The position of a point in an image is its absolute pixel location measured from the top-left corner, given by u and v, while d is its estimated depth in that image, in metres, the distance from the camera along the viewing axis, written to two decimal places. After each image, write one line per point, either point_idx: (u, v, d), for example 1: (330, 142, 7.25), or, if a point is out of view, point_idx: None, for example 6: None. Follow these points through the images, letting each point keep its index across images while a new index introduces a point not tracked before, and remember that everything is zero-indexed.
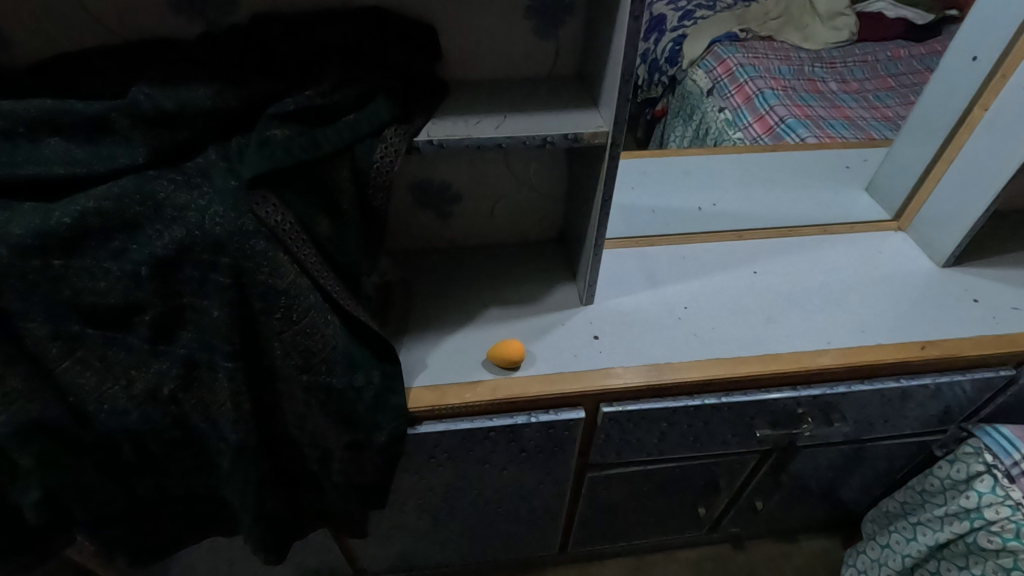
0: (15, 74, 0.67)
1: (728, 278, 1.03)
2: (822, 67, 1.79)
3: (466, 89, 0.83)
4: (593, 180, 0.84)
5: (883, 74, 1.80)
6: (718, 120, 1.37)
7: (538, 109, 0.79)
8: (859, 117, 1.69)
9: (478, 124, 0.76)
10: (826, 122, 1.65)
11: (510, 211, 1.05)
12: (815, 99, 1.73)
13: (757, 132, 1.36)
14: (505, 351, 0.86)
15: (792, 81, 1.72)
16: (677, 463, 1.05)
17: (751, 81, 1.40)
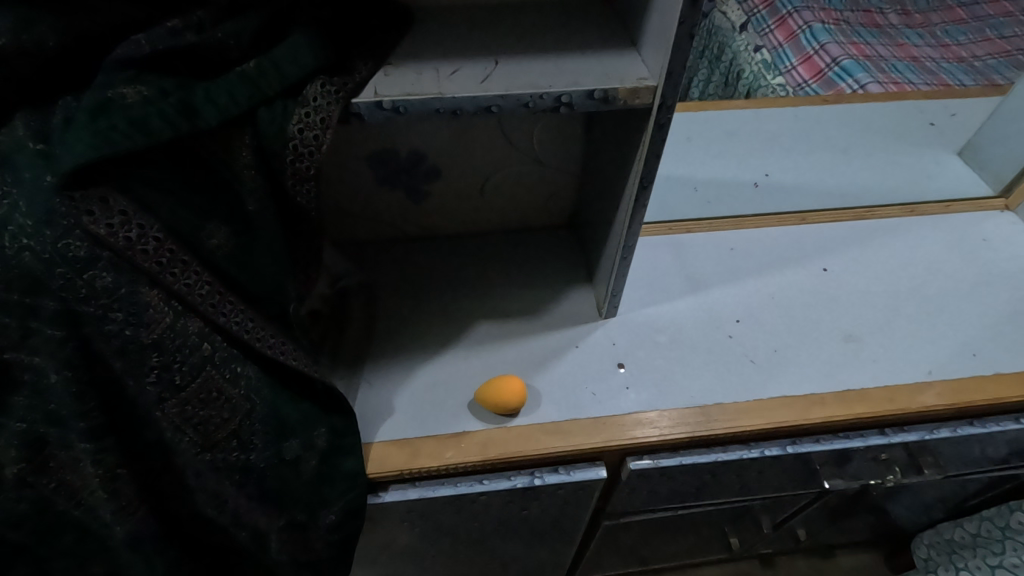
0: None
1: (791, 277, 0.79)
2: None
3: (439, 20, 0.56)
4: (627, 156, 0.58)
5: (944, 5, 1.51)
6: (753, 61, 1.02)
7: (547, 50, 0.52)
8: (925, 59, 1.36)
9: (454, 76, 0.49)
10: (890, 63, 1.33)
11: (505, 190, 0.79)
12: (872, 36, 1.39)
13: (803, 77, 1.05)
14: (497, 390, 0.64)
15: (844, 14, 1.40)
16: (712, 507, 0.84)
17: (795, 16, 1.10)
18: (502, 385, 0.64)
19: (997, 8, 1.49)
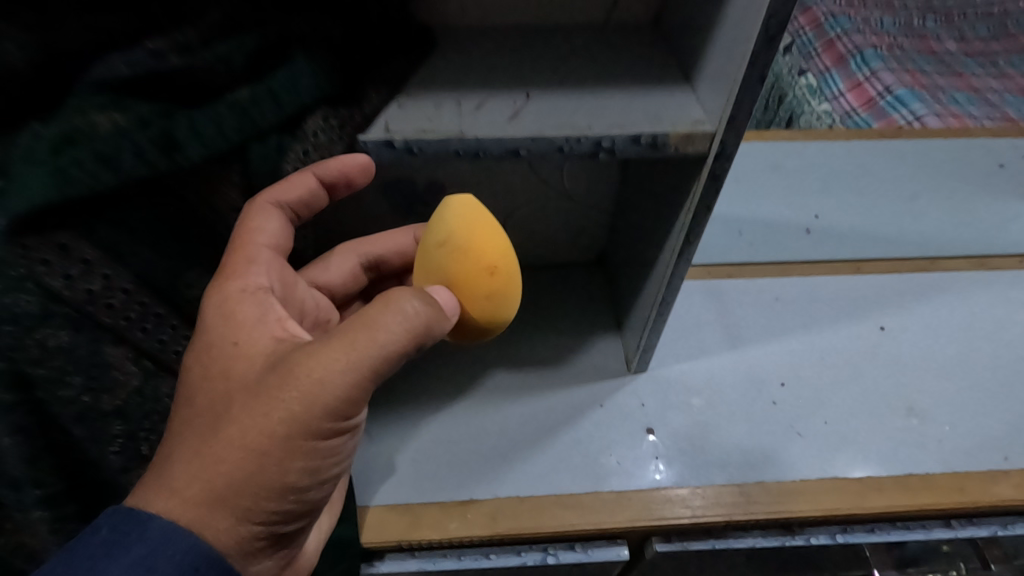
0: None
1: (842, 334, 0.71)
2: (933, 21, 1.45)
3: (467, 44, 0.50)
4: (676, 203, 0.48)
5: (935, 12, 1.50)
6: (795, 87, 0.91)
7: (594, 84, 0.45)
8: None
9: (478, 110, 0.42)
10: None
11: (531, 224, 0.71)
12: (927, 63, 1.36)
13: (851, 106, 0.92)
14: (496, 250, 0.41)
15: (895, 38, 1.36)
16: None
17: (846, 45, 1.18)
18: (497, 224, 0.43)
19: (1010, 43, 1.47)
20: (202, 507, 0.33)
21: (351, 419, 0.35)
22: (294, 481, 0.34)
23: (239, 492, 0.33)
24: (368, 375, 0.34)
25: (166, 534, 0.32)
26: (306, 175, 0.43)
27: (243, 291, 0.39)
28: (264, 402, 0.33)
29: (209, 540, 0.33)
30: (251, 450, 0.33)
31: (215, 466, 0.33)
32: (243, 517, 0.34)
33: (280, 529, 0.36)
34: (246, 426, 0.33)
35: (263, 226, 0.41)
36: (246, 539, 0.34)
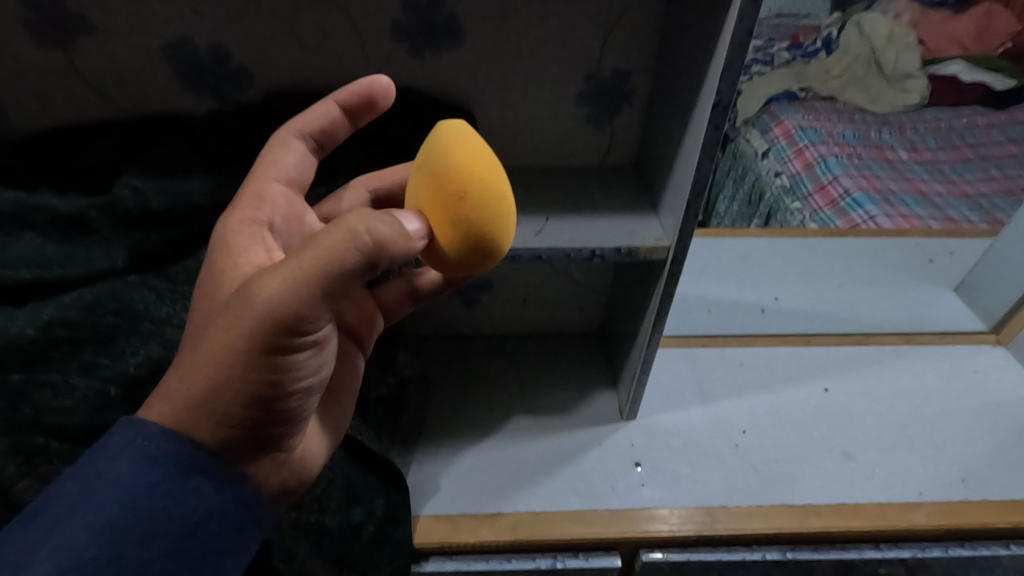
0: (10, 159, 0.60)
1: (794, 393, 0.89)
2: (888, 134, 1.64)
3: (504, 179, 0.73)
4: (647, 292, 0.70)
5: (887, 125, 1.68)
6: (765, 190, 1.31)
7: (589, 212, 0.67)
8: (933, 193, 1.50)
9: (514, 229, 0.64)
10: (847, 198, 1.38)
11: (546, 301, 0.90)
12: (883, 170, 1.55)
13: None
14: (468, 184, 0.42)
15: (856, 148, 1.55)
16: None
17: (814, 147, 1.53)
18: (486, 160, 0.44)
19: (958, 153, 1.63)
20: (179, 412, 0.39)
21: (307, 332, 0.40)
22: (256, 387, 0.40)
23: (209, 401, 0.39)
24: (316, 294, 0.38)
25: (148, 427, 0.39)
26: (329, 102, 0.54)
27: (246, 223, 0.52)
28: (225, 321, 0.38)
29: (184, 436, 0.39)
30: (217, 361, 0.38)
31: (188, 376, 0.39)
32: (213, 420, 0.39)
33: (255, 431, 0.42)
34: (215, 338, 0.38)
35: (277, 155, 0.55)
36: (221, 437, 0.40)
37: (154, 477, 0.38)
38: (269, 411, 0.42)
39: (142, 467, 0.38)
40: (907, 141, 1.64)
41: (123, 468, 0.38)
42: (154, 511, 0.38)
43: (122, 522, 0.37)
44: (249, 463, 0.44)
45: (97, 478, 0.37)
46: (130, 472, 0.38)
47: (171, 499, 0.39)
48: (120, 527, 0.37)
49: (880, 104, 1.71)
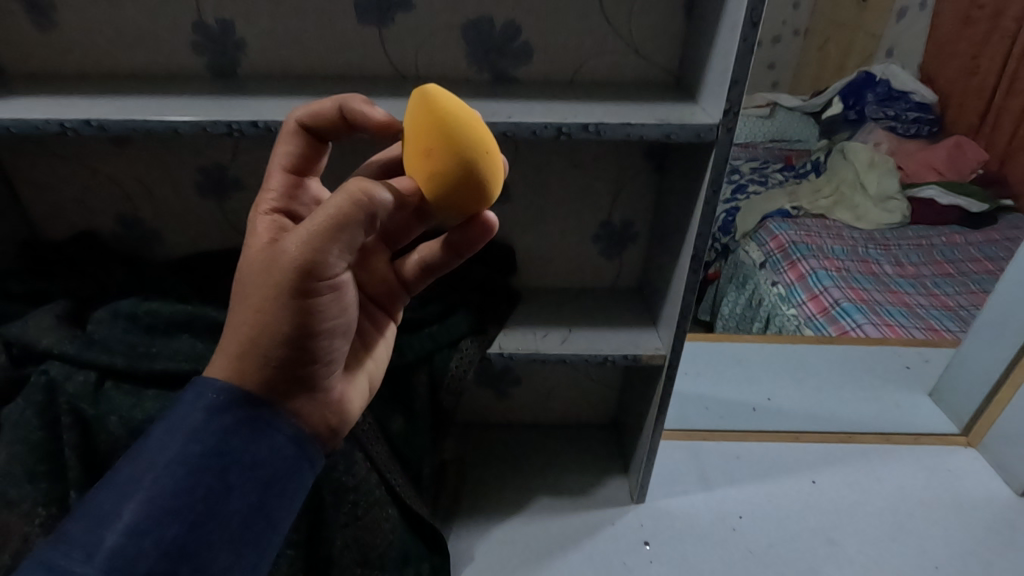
0: (174, 281, 0.83)
1: (784, 484, 1.01)
2: (873, 248, 1.53)
3: (534, 297, 0.92)
4: (651, 392, 0.86)
5: (872, 240, 1.54)
6: (771, 294, 1.37)
7: (602, 326, 0.85)
8: (915, 305, 1.41)
9: (545, 337, 0.82)
10: (838, 306, 1.38)
11: (566, 395, 1.06)
12: (869, 282, 1.46)
13: (813, 311, 1.37)
14: (438, 145, 0.44)
15: (844, 262, 1.47)
16: None
17: (805, 259, 1.43)
18: (450, 102, 0.44)
19: (940, 268, 1.50)
20: (229, 360, 0.43)
21: (331, 273, 0.44)
22: (288, 328, 0.43)
23: (254, 344, 0.43)
24: (334, 237, 0.42)
25: (208, 384, 0.42)
26: (338, 108, 0.53)
27: (268, 215, 0.52)
28: (261, 271, 0.43)
29: (236, 383, 0.42)
30: (254, 307, 0.42)
31: (235, 326, 0.43)
32: (257, 362, 0.43)
33: (293, 371, 0.45)
34: (253, 286, 0.43)
35: (278, 150, 0.55)
36: (266, 378, 0.44)
37: (211, 420, 0.41)
38: (305, 351, 0.45)
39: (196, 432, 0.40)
40: (892, 254, 1.52)
41: (179, 435, 0.40)
42: (211, 448, 0.40)
43: (185, 465, 0.39)
44: (293, 404, 0.46)
45: (160, 447, 0.40)
46: (188, 420, 0.41)
47: (227, 437, 0.41)
48: (185, 467, 0.39)
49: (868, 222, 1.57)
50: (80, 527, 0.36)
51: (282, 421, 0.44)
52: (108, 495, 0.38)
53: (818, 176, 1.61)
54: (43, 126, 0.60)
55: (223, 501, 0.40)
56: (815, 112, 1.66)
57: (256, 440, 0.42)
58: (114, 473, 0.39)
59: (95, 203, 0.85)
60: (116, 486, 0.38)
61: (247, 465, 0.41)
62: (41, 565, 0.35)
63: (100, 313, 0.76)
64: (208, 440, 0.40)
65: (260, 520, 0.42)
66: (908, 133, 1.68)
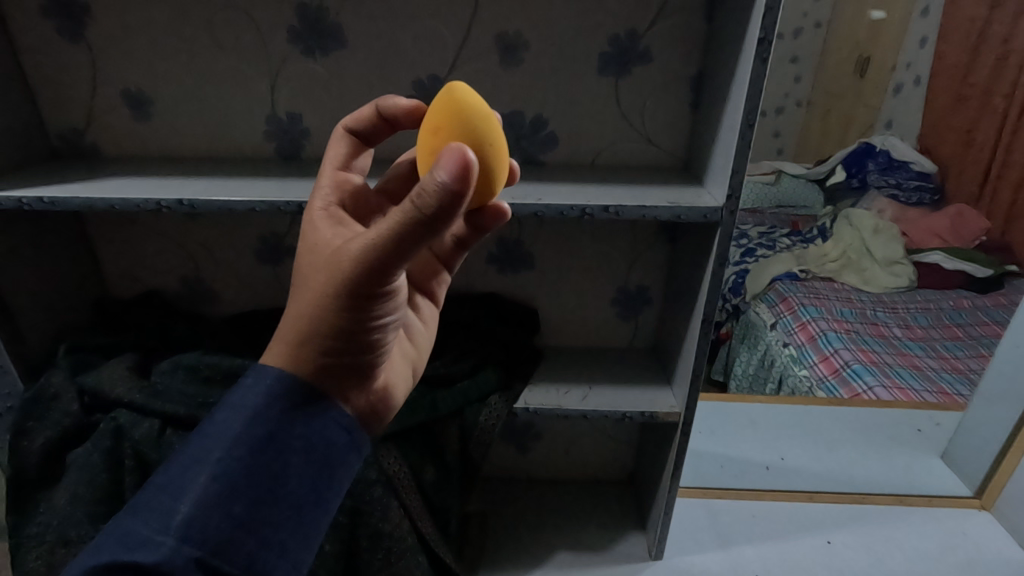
0: (230, 336, 0.92)
1: (800, 544, 1.03)
2: (878, 311, 1.44)
3: (556, 355, 0.99)
4: (667, 448, 0.90)
5: (877, 303, 1.45)
6: (783, 354, 1.34)
7: (620, 385, 0.91)
8: (927, 368, 1.35)
9: (567, 394, 0.88)
10: (848, 367, 1.34)
11: (585, 451, 1.11)
12: (878, 344, 1.39)
13: (824, 372, 1.34)
14: (458, 127, 0.47)
15: (850, 325, 1.40)
16: None
17: (811, 322, 1.38)
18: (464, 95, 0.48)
19: (949, 332, 1.39)
20: (286, 349, 0.41)
21: (392, 278, 0.40)
22: (348, 327, 0.41)
23: (314, 338, 0.41)
24: (400, 245, 0.37)
25: (266, 371, 0.41)
26: (375, 112, 0.55)
27: (323, 211, 0.49)
28: (326, 270, 0.40)
29: (292, 376, 0.41)
30: (316, 301, 0.40)
31: (296, 317, 0.41)
32: (313, 355, 0.41)
33: (348, 366, 0.43)
34: (318, 283, 0.40)
35: (328, 153, 0.55)
36: (321, 371, 0.42)
37: (268, 408, 0.40)
38: (361, 349, 0.43)
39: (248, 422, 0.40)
40: (900, 314, 1.43)
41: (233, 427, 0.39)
42: (266, 433, 0.40)
43: (243, 454, 0.39)
44: (345, 396, 0.44)
45: (215, 438, 0.39)
46: (243, 407, 0.40)
47: (278, 421, 0.40)
48: (240, 450, 0.39)
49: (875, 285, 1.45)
50: (145, 512, 0.37)
51: (337, 416, 0.43)
52: (169, 479, 0.38)
53: (818, 242, 1.37)
54: (142, 205, 0.71)
55: (277, 486, 0.40)
56: (818, 181, 1.45)
57: (307, 425, 0.41)
58: (173, 459, 0.40)
59: (163, 266, 0.96)
60: (175, 470, 0.39)
61: (301, 451, 0.41)
62: (109, 549, 0.36)
63: (164, 365, 0.85)
64: (262, 426, 0.40)
65: (312, 502, 0.41)
66: (909, 201, 1.48)
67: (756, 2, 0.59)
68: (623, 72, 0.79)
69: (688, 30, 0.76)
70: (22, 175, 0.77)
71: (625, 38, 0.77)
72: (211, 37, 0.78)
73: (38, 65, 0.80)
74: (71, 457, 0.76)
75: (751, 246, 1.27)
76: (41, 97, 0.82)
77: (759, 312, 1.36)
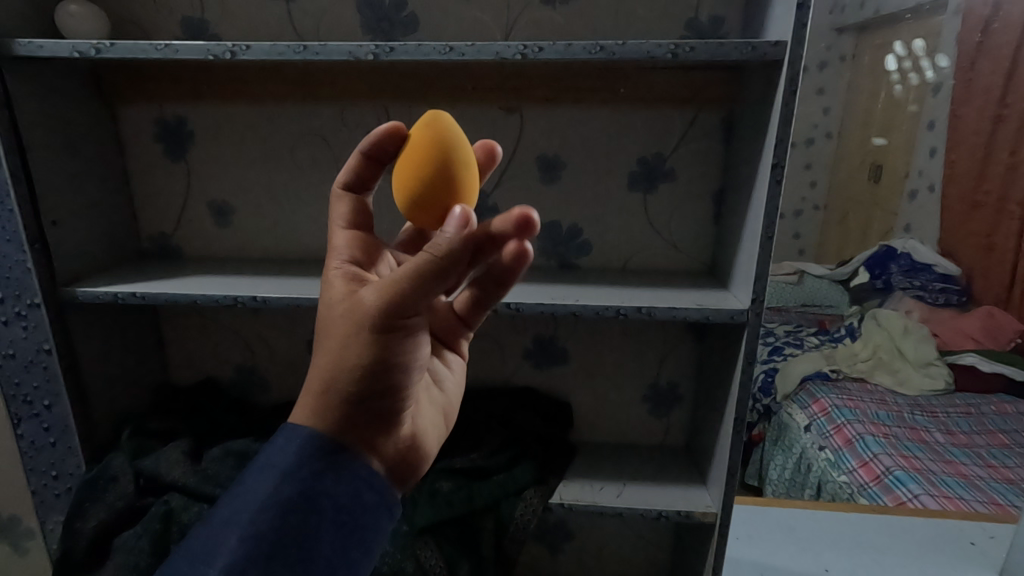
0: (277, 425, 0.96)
1: None
2: (921, 414, 1.29)
3: (589, 451, 1.00)
4: (704, 551, 0.88)
5: (920, 406, 1.29)
6: (820, 458, 1.24)
7: (654, 483, 0.91)
8: (975, 478, 1.22)
9: (601, 490, 0.89)
10: (890, 474, 1.22)
11: (618, 553, 1.08)
12: (922, 451, 1.26)
13: (864, 479, 1.22)
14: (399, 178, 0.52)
15: (892, 428, 1.27)
16: None
17: (850, 424, 1.24)
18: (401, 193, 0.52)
19: (995, 438, 1.27)
20: (314, 409, 0.44)
21: (409, 313, 0.44)
22: (371, 376, 0.44)
23: (342, 385, 0.44)
24: (417, 284, 0.42)
25: (295, 432, 0.44)
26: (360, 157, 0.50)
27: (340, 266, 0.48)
28: (349, 317, 0.44)
29: (324, 432, 0.44)
30: (339, 357, 0.44)
31: (324, 370, 0.44)
32: (338, 407, 0.44)
33: (372, 415, 0.45)
34: (343, 332, 0.44)
35: (333, 213, 0.51)
36: (346, 422, 0.44)
37: (300, 468, 0.43)
38: (386, 396, 0.46)
39: (281, 484, 0.42)
40: (941, 418, 1.29)
41: (265, 490, 0.42)
42: (296, 492, 0.42)
43: (274, 515, 0.41)
44: (373, 447, 0.46)
45: (247, 500, 0.42)
46: (276, 467, 0.43)
47: (309, 480, 0.42)
48: (270, 512, 0.41)
49: (912, 386, 1.28)
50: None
51: (365, 470, 0.45)
52: (199, 543, 0.40)
53: (854, 341, 1.25)
54: (220, 299, 0.78)
55: (305, 544, 0.41)
56: (844, 282, 1.25)
57: (332, 483, 0.43)
58: (205, 522, 0.42)
59: (222, 354, 1.03)
60: (206, 535, 0.41)
61: (329, 509, 0.43)
62: None
63: (213, 451, 0.88)
64: (290, 486, 0.42)
65: (342, 562, 0.42)
66: (938, 302, 1.28)
67: (768, 136, 0.68)
68: (651, 188, 0.88)
69: (708, 153, 0.86)
70: (116, 271, 0.87)
71: (652, 160, 0.87)
72: (291, 157, 0.91)
73: (142, 179, 0.93)
74: (118, 540, 0.79)
75: (778, 344, 1.21)
76: (140, 206, 0.95)
77: (793, 413, 1.19)
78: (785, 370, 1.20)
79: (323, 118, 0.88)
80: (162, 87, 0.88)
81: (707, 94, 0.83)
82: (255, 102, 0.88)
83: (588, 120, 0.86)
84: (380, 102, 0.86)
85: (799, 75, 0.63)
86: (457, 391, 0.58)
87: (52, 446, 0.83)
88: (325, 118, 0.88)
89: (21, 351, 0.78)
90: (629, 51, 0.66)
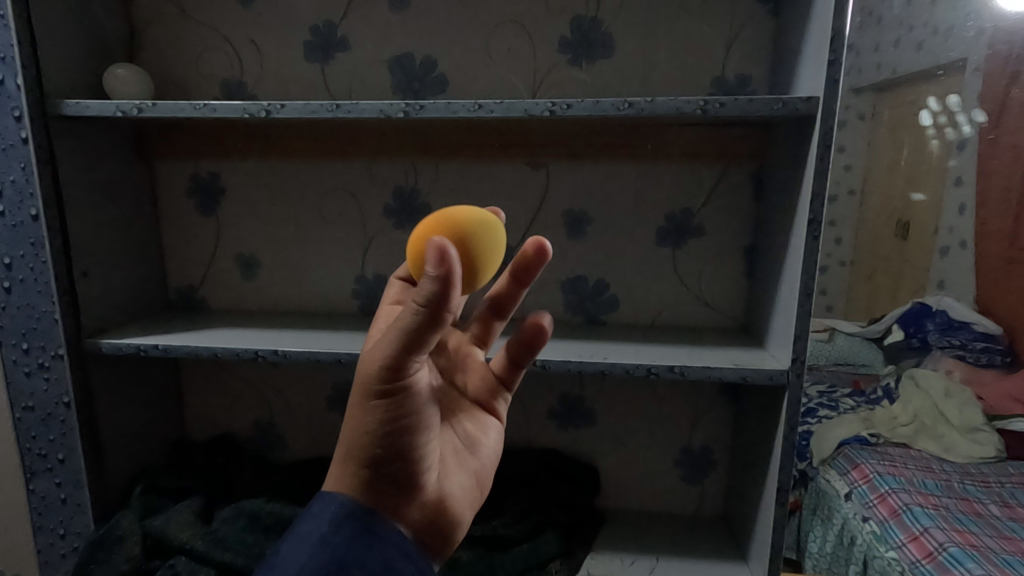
0: (291, 484, 0.93)
1: None
2: (972, 484, 1.17)
3: (618, 520, 0.94)
4: None
5: (970, 474, 1.18)
6: (863, 531, 1.12)
7: (690, 557, 0.85)
8: None
9: (632, 565, 0.83)
10: (944, 551, 1.08)
11: None
12: (977, 526, 1.12)
13: (915, 555, 1.08)
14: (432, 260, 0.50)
15: (942, 499, 1.14)
16: None
17: (895, 494, 1.12)
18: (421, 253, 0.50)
19: None
20: (338, 472, 0.43)
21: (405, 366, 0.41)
22: (382, 436, 0.42)
23: (354, 446, 0.42)
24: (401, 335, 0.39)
25: (331, 498, 0.42)
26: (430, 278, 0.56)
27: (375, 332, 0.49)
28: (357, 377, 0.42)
29: (352, 497, 0.42)
30: (351, 418, 0.42)
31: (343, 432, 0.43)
32: (356, 471, 0.42)
33: (394, 479, 0.43)
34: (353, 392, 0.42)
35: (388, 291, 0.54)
36: (364, 488, 0.42)
37: (334, 535, 0.40)
38: (401, 459, 0.42)
39: (316, 552, 0.39)
40: (994, 489, 1.17)
41: (301, 557, 0.39)
42: (330, 560, 0.39)
43: None
44: (399, 515, 0.43)
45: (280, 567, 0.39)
46: (311, 534, 0.40)
47: (344, 548, 0.40)
48: None
49: (959, 453, 1.17)
50: None
51: (399, 541, 0.42)
52: None
53: (892, 404, 1.17)
54: (241, 352, 0.77)
55: None
56: (875, 340, 1.17)
57: (367, 553, 0.40)
58: None
59: (239, 409, 1.01)
60: None
61: None
62: None
63: (225, 512, 0.84)
64: (325, 554, 0.39)
65: None
66: (980, 362, 1.23)
67: (802, 190, 0.67)
68: (679, 243, 0.86)
69: (738, 209, 0.84)
70: (140, 323, 0.87)
71: (680, 215, 0.85)
72: (319, 212, 0.92)
73: (173, 232, 0.95)
74: None
75: (811, 405, 1.15)
76: (169, 259, 0.96)
77: (829, 479, 1.13)
78: (819, 434, 1.15)
79: (352, 174, 0.90)
80: (198, 146, 0.91)
81: (736, 150, 0.82)
82: (286, 159, 0.90)
83: (614, 175, 0.86)
84: (409, 159, 0.88)
85: (834, 130, 0.62)
86: (495, 457, 0.52)
87: (62, 503, 0.81)
88: (354, 173, 0.89)
89: (40, 404, 0.77)
90: (658, 107, 0.66)
